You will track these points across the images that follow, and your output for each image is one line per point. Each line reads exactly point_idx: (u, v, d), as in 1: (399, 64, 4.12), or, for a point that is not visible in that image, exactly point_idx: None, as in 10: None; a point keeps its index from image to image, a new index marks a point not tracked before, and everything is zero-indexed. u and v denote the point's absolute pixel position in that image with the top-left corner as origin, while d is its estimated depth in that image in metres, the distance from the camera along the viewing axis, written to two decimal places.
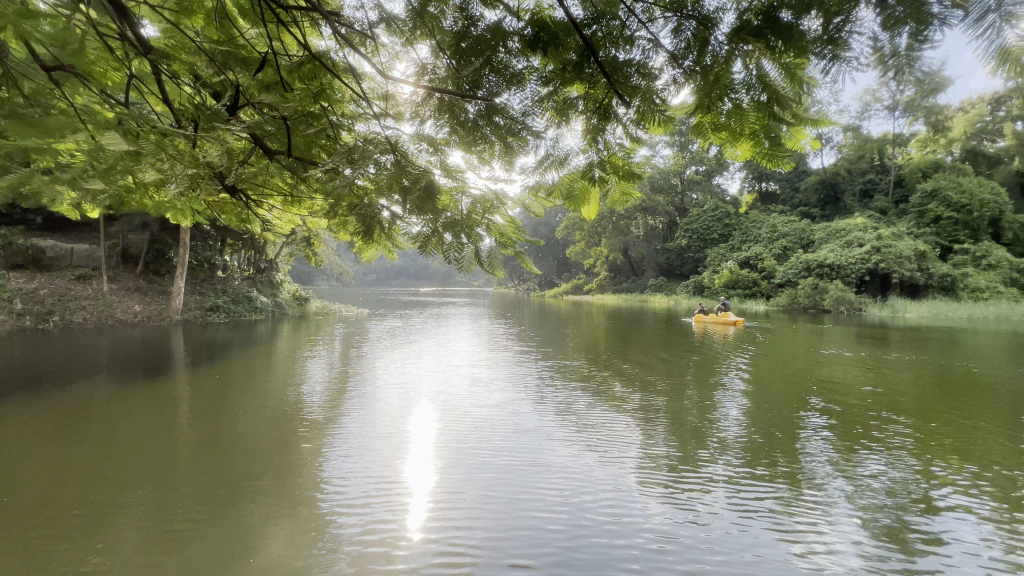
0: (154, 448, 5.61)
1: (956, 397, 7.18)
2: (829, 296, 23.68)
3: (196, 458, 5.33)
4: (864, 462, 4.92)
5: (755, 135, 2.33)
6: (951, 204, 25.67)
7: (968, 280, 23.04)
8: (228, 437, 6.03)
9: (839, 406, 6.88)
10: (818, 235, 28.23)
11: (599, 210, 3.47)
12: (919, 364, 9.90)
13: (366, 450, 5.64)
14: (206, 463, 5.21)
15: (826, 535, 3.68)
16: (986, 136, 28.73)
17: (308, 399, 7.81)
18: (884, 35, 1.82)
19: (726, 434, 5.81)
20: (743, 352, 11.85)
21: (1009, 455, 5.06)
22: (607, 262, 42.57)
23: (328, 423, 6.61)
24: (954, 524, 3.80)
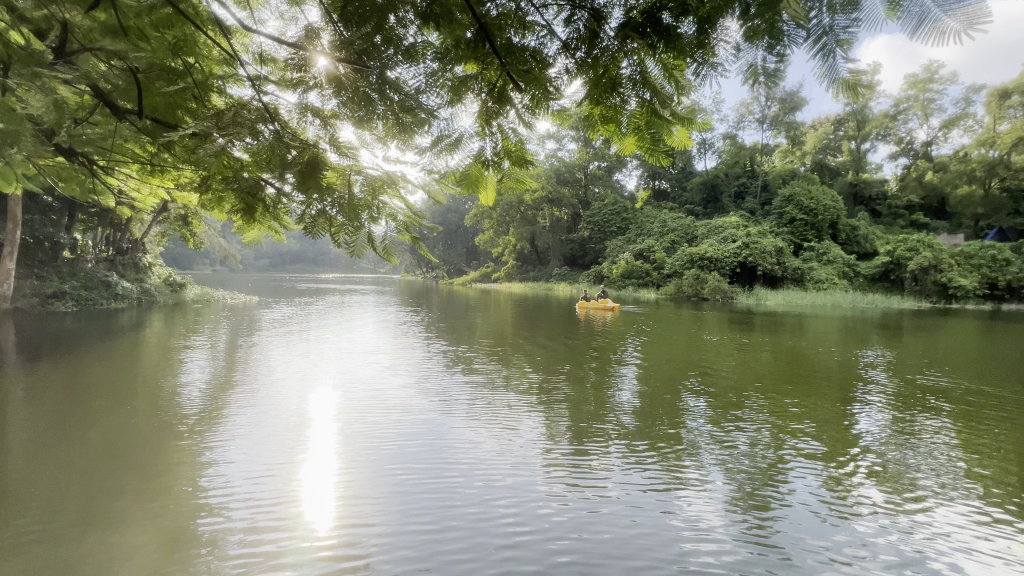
0: (39, 465, 4.64)
1: (803, 375, 8.45)
2: (708, 286, 26.51)
3: (75, 473, 4.48)
4: (733, 433, 5.52)
5: (640, 129, 2.46)
6: (803, 208, 30.20)
7: (813, 273, 27.20)
8: (106, 446, 5.12)
9: (715, 385, 7.72)
10: (700, 231, 31.35)
11: (499, 197, 3.45)
12: (775, 346, 11.53)
13: (253, 446, 5.15)
14: (91, 477, 4.40)
15: (703, 499, 4.05)
16: (830, 151, 33.94)
17: (204, 394, 7.07)
18: (746, 47, 1.98)
19: (620, 414, 6.20)
20: (637, 338, 12.88)
21: (840, 421, 6.01)
22: (515, 252, 43.41)
23: (224, 418, 6.01)
24: (802, 478, 4.39)
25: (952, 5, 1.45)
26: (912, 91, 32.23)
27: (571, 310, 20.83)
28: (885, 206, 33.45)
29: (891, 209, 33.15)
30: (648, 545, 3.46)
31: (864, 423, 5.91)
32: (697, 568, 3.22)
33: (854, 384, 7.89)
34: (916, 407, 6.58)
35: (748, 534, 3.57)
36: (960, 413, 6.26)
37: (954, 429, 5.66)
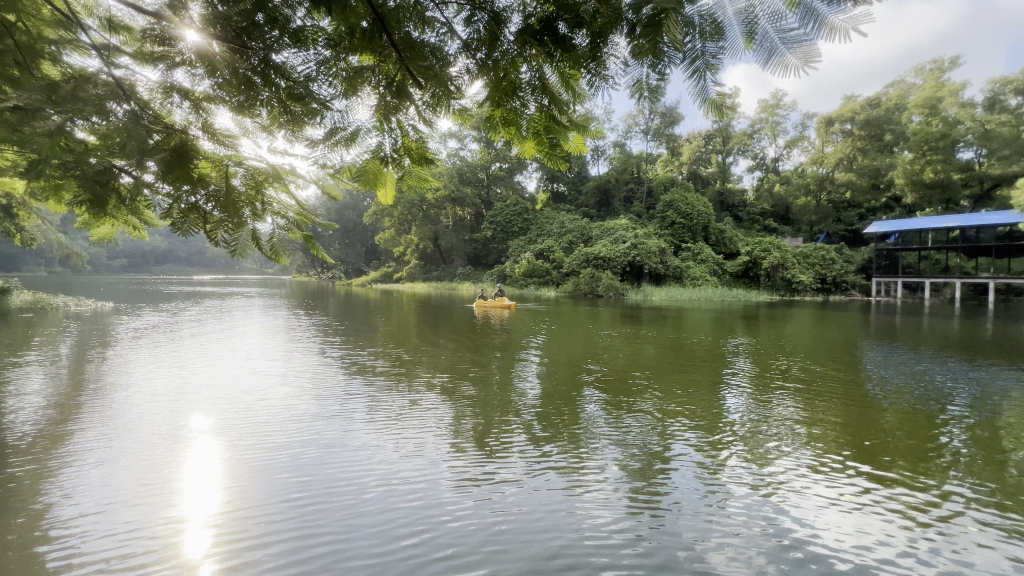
0: None
1: (683, 364, 9.41)
2: (602, 283, 28.37)
3: None
4: (626, 421, 5.96)
5: (538, 133, 2.54)
6: (681, 213, 33.64)
7: (690, 271, 30.45)
8: None
9: (609, 377, 8.26)
10: (594, 232, 33.34)
11: (398, 197, 3.36)
12: (659, 338, 12.69)
13: (114, 469, 4.49)
14: None
15: (600, 482, 4.32)
16: (702, 162, 38.22)
17: (45, 416, 5.99)
18: (635, 64, 2.13)
19: (524, 411, 6.37)
20: (539, 335, 13.32)
21: (712, 403, 6.81)
22: (417, 251, 42.43)
23: (76, 441, 5.17)
24: (684, 458, 4.84)
25: (792, 43, 1.72)
26: (764, 114, 37.50)
27: (466, 308, 20.99)
28: (745, 212, 38.53)
29: (750, 215, 38.27)
30: (553, 535, 3.53)
31: (732, 405, 6.73)
32: (596, 550, 3.37)
33: (724, 370, 8.98)
34: (770, 387, 7.68)
35: (641, 511, 3.83)
36: (802, 390, 7.43)
37: (798, 403, 6.71)
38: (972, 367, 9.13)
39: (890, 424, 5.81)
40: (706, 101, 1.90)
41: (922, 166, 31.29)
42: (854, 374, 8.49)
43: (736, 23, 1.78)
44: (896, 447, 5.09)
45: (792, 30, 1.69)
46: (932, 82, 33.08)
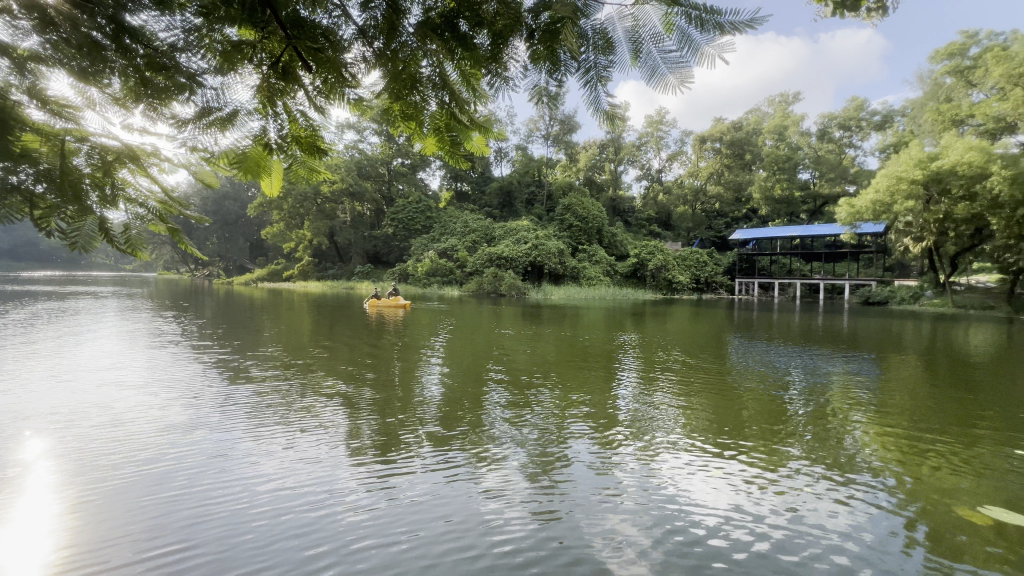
0: None
1: (579, 360, 9.90)
2: (504, 283, 28.93)
3: None
4: (527, 417, 6.11)
5: (440, 130, 2.49)
6: (578, 216, 35.59)
7: (586, 272, 32.33)
8: None
9: (511, 376, 8.41)
10: (497, 232, 33.81)
11: (287, 188, 3.10)
12: (558, 336, 13.24)
13: None
14: None
15: (504, 475, 4.40)
16: (596, 169, 40.78)
17: None
18: (538, 72, 2.18)
19: (426, 412, 6.24)
20: (441, 335, 13.16)
21: (604, 396, 7.25)
22: (310, 247, 39.56)
23: None
24: (581, 447, 5.08)
25: (672, 64, 1.90)
26: (650, 129, 41.12)
27: (359, 308, 20.03)
28: (634, 218, 41.91)
29: (638, 220, 41.72)
30: (453, 535, 3.45)
31: (622, 397, 7.22)
32: (498, 543, 3.35)
33: (616, 364, 9.66)
34: (655, 379, 8.42)
35: (541, 501, 3.91)
36: (681, 381, 8.24)
37: (677, 393, 7.40)
38: (808, 354, 10.91)
39: (750, 407, 6.67)
40: (598, 112, 2.01)
41: (773, 183, 36.67)
42: (722, 365, 9.61)
43: (625, 40, 1.90)
44: (753, 426, 5.87)
45: (672, 52, 1.87)
46: (780, 112, 38.97)
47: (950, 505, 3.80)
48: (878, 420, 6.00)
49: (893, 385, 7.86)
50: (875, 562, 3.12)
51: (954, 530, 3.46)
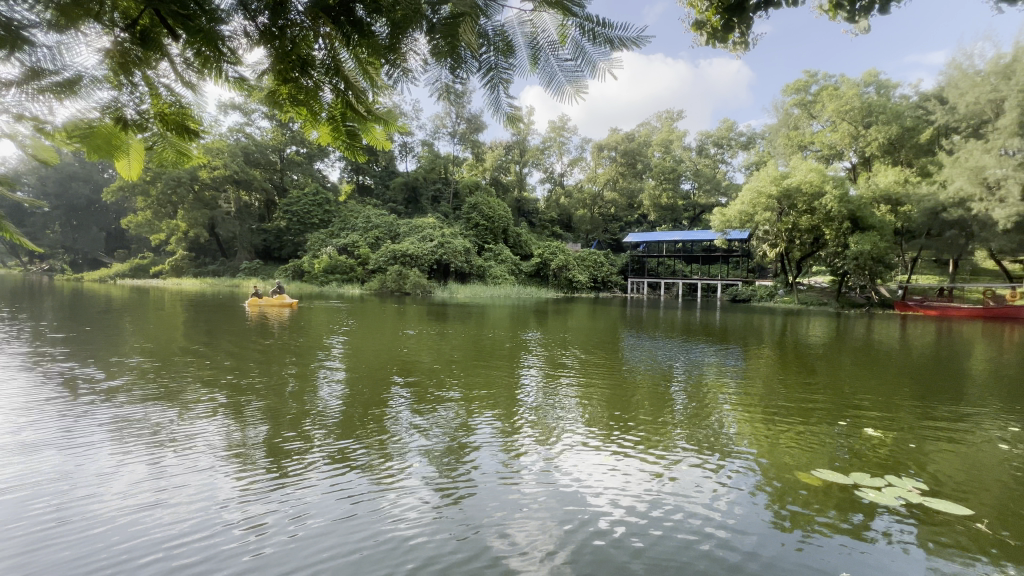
0: None
1: (484, 359, 9.97)
2: (409, 281, 28.20)
3: None
4: (432, 418, 6.00)
5: (335, 119, 2.36)
6: (484, 215, 35.94)
7: (491, 271, 32.78)
8: None
9: (414, 377, 8.19)
10: (402, 229, 32.78)
11: (159, 173, 2.74)
12: (464, 335, 13.18)
13: None
14: None
15: (406, 477, 4.31)
16: (502, 170, 41.49)
17: None
18: (442, 70, 2.14)
19: (321, 418, 5.85)
20: (340, 335, 12.45)
21: (507, 393, 7.38)
22: (185, 240, 35.08)
23: None
24: (487, 444, 5.13)
25: (570, 74, 2.01)
26: (553, 134, 42.84)
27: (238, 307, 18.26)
28: (538, 219, 43.33)
29: (541, 222, 43.21)
30: (352, 547, 3.24)
31: (525, 393, 7.41)
32: (398, 551, 3.21)
33: (519, 362, 9.91)
34: (556, 374, 8.79)
35: (446, 500, 3.89)
36: (580, 375, 8.70)
37: (576, 388, 7.77)
38: (688, 347, 12.16)
39: (640, 398, 7.25)
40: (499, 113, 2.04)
41: (660, 191, 40.23)
42: (616, 359, 10.28)
43: (523, 47, 1.98)
44: (642, 415, 6.38)
45: (567, 60, 1.97)
46: (666, 128, 42.90)
47: (793, 470, 4.48)
48: (742, 404, 6.88)
49: (755, 373, 9.01)
50: (743, 526, 3.51)
51: (797, 490, 4.07)
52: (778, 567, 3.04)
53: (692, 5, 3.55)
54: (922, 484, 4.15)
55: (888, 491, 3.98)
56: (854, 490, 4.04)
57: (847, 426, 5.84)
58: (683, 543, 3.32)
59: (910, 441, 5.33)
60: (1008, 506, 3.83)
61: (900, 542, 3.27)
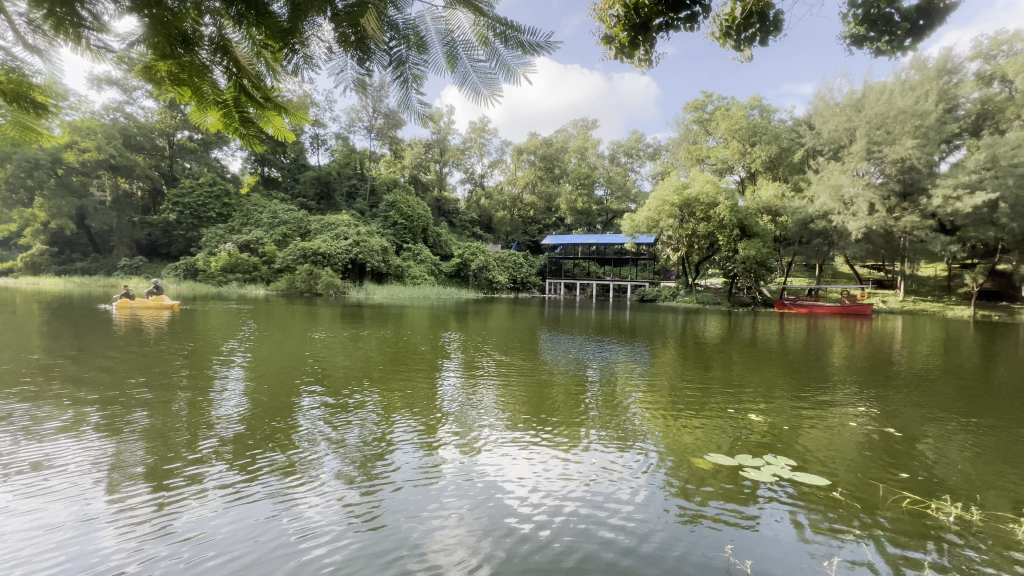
0: None
1: (403, 362, 9.69)
2: (321, 281, 26.58)
3: None
4: (346, 424, 5.71)
5: (225, 104, 2.16)
6: (402, 214, 35.01)
7: (410, 271, 32.07)
8: None
9: (326, 383, 7.74)
10: (313, 225, 30.81)
11: (12, 151, 2.36)
12: (381, 338, 12.72)
13: None
14: None
15: (314, 486, 4.06)
16: (421, 169, 40.70)
17: None
18: (350, 61, 2.03)
19: (219, 430, 5.33)
20: (242, 340, 11.44)
21: (427, 396, 7.23)
22: (44, 232, 30.04)
23: None
24: (405, 446, 5.01)
25: (483, 73, 2.01)
26: (473, 135, 42.93)
27: (103, 310, 16.02)
28: (458, 219, 43.12)
29: (462, 222, 43.05)
30: (256, 566, 2.98)
31: (445, 395, 7.32)
32: (309, 566, 2.98)
33: (440, 363, 9.76)
34: (477, 374, 8.80)
35: (359, 505, 3.73)
36: (500, 375, 8.80)
37: (497, 387, 7.83)
38: (601, 346, 12.84)
39: (557, 395, 7.49)
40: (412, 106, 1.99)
41: (576, 196, 41.94)
42: (534, 359, 10.52)
43: (436, 46, 1.93)
44: (559, 412, 6.60)
45: (481, 61, 1.96)
46: (582, 136, 44.88)
47: (690, 456, 4.88)
48: (649, 397, 7.40)
49: (661, 369, 9.69)
50: (652, 511, 3.72)
51: (694, 474, 4.45)
52: (678, 541, 3.30)
53: (602, 19, 3.72)
54: (792, 461, 4.73)
55: (766, 469, 4.49)
56: (740, 471, 4.50)
57: (736, 413, 6.52)
58: (596, 530, 3.46)
59: (784, 423, 6.08)
60: (857, 473, 4.49)
61: (779, 512, 3.68)
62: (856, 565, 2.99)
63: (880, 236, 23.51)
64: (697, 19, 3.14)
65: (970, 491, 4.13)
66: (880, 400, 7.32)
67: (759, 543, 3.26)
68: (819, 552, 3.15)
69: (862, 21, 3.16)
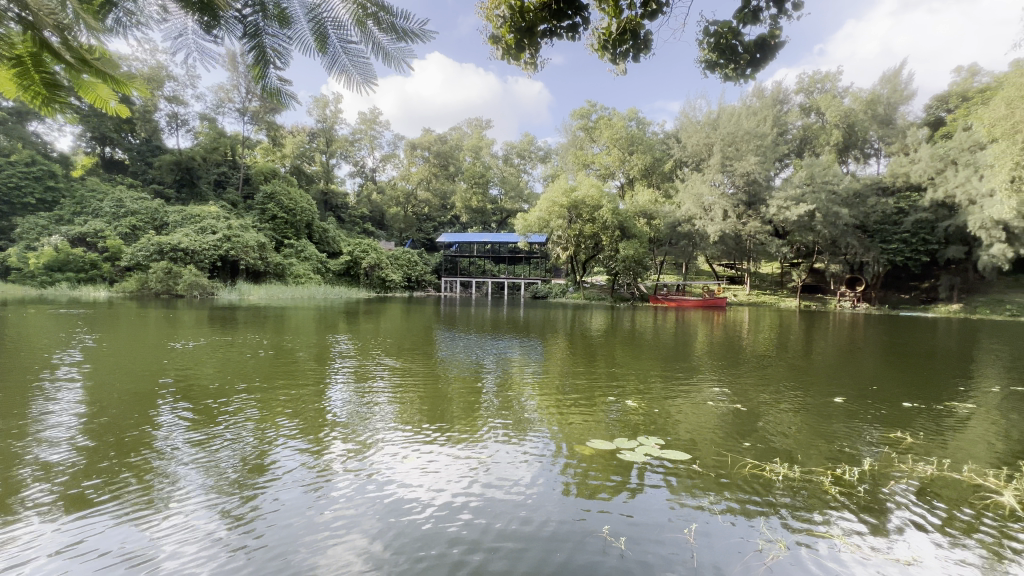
0: None
1: (284, 369, 8.88)
2: (182, 281, 23.21)
3: None
4: (217, 440, 5.07)
5: (22, 62, 1.72)
6: (283, 207, 32.09)
7: (291, 269, 29.68)
8: None
9: (193, 395, 6.83)
10: (171, 217, 26.79)
11: None
12: (258, 343, 11.49)
13: None
14: None
15: (182, 510, 3.56)
16: (305, 159, 37.68)
17: None
18: (197, 27, 1.76)
19: (48, 460, 4.41)
20: (77, 351, 9.57)
21: (314, 404, 6.70)
22: None
23: None
24: (288, 458, 4.61)
25: (357, 59, 1.86)
26: (363, 127, 40.97)
27: None
28: (347, 214, 40.67)
29: (350, 217, 40.62)
30: None
31: (335, 402, 6.87)
32: None
33: (328, 369, 9.14)
34: (369, 379, 8.42)
35: (236, 527, 3.34)
36: (393, 378, 8.50)
37: (391, 391, 7.56)
38: (497, 343, 13.07)
39: (453, 394, 7.47)
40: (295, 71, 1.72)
41: (471, 195, 42.18)
42: (429, 359, 10.36)
43: (302, 21, 1.75)
44: (455, 411, 6.57)
45: (353, 43, 1.80)
46: (476, 135, 45.31)
47: (576, 444, 5.16)
48: (542, 391, 7.73)
49: (552, 363, 10.15)
50: (548, 500, 3.81)
51: (581, 460, 4.69)
52: (570, 522, 3.45)
53: (488, 19, 3.74)
54: (661, 441, 5.23)
55: (640, 451, 4.90)
56: (618, 454, 4.86)
57: (617, 400, 7.09)
58: (496, 520, 3.50)
59: (656, 407, 6.73)
60: (712, 447, 5.12)
61: (654, 488, 4.04)
62: (717, 526, 3.40)
63: (732, 239, 27.18)
64: (577, 30, 3.29)
65: (795, 453, 4.94)
66: (731, 381, 8.47)
67: (639, 517, 3.53)
68: (688, 519, 3.52)
69: (712, 49, 3.58)
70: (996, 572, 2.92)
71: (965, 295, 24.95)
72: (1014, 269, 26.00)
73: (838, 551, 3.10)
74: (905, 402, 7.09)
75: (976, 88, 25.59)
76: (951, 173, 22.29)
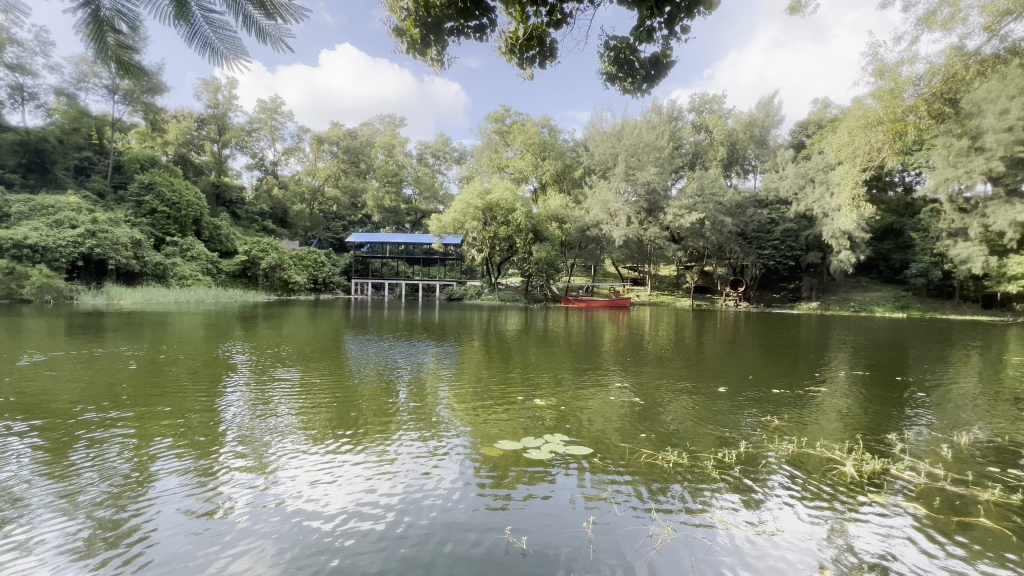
0: None
1: (165, 384, 7.85)
2: (29, 284, 19.55)
3: None
4: (77, 464, 4.38)
5: None
6: (164, 199, 28.47)
7: (175, 269, 26.44)
8: None
9: (43, 418, 5.80)
10: (14, 208, 22.41)
11: None
12: (131, 355, 10.06)
13: None
14: None
15: (30, 547, 3.04)
16: (192, 147, 33.85)
17: None
18: None
19: None
20: None
21: (201, 420, 5.99)
22: None
23: None
24: (168, 478, 4.10)
25: (223, 34, 1.65)
26: (262, 116, 37.83)
27: None
28: (243, 210, 37.17)
29: (248, 213, 37.16)
30: None
31: (228, 416, 6.23)
32: None
33: (219, 382, 8.22)
34: (267, 391, 7.72)
35: (105, 560, 2.94)
36: (295, 388, 7.88)
37: (293, 402, 6.99)
38: (411, 347, 12.69)
39: (363, 402, 7.08)
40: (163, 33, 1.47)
41: (384, 193, 40.80)
42: (337, 367, 9.76)
43: None
44: (363, 419, 6.25)
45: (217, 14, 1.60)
46: (388, 132, 43.95)
47: (486, 445, 5.16)
48: (456, 394, 7.62)
49: (466, 366, 10.07)
50: (462, 499, 3.81)
51: (493, 459, 4.72)
52: (486, 519, 3.49)
53: (393, 10, 3.59)
54: (568, 437, 5.40)
55: (548, 447, 5.02)
56: (528, 452, 4.95)
57: (528, 400, 7.20)
58: (409, 523, 3.43)
59: (565, 404, 6.95)
60: (616, 438, 5.40)
61: (563, 480, 4.18)
62: (620, 511, 3.62)
63: (635, 243, 29.08)
64: (484, 31, 3.27)
65: (686, 439, 5.39)
66: (635, 377, 9.02)
67: (548, 507, 3.66)
68: (594, 505, 3.71)
69: (613, 62, 3.76)
70: (842, 526, 3.47)
71: (821, 294, 29.09)
72: (857, 272, 30.92)
73: (722, 527, 3.43)
74: (776, 388, 8.08)
75: (827, 117, 30.12)
76: (810, 190, 25.96)
